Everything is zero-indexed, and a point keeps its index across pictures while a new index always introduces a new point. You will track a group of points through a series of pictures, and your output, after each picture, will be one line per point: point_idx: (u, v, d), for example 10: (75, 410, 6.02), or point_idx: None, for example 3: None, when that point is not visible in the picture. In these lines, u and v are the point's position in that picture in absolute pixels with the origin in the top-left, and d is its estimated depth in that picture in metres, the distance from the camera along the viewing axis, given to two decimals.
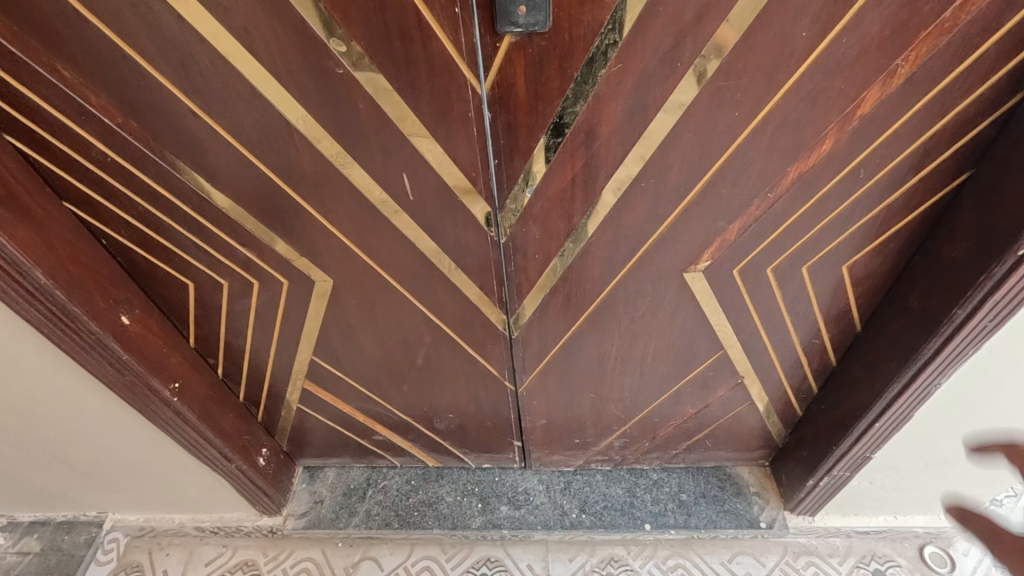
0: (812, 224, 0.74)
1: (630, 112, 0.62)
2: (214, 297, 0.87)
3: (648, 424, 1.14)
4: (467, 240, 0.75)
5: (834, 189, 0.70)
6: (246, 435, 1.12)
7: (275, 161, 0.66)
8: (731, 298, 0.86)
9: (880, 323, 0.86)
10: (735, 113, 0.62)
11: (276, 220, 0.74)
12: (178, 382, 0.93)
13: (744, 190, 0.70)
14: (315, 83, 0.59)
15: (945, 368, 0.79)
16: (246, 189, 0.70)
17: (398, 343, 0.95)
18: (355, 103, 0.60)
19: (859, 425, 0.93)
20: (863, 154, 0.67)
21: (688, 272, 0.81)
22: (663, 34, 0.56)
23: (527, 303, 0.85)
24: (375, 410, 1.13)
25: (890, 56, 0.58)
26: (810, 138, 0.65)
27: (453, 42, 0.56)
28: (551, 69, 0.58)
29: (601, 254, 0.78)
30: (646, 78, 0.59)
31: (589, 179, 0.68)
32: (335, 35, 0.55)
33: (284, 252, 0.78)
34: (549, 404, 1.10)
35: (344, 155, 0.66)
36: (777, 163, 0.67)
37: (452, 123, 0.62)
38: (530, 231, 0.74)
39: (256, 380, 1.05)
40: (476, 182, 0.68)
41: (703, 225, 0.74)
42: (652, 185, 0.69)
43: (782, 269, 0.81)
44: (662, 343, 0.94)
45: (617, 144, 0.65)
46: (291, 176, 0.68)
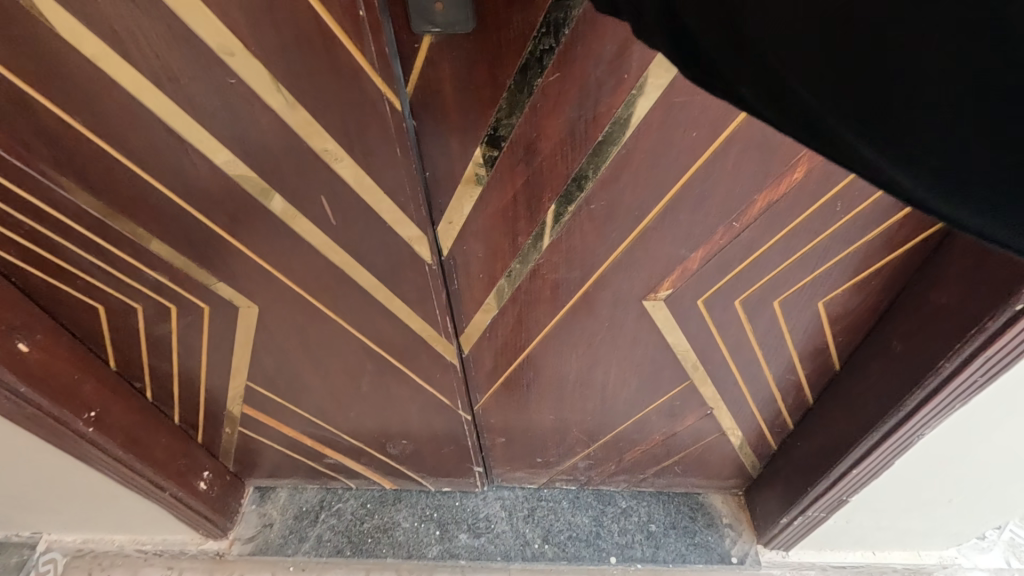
0: (784, 255, 0.67)
1: (572, 128, 0.54)
2: (129, 321, 0.78)
3: (612, 450, 1.08)
4: (402, 269, 0.67)
5: (807, 220, 0.63)
6: (185, 460, 1.05)
7: (171, 179, 0.58)
8: (697, 329, 0.78)
9: (859, 364, 0.79)
10: (693, 133, 0.55)
11: (182, 242, 0.65)
12: (95, 410, 0.85)
13: (706, 217, 0.63)
14: (205, 92, 0.50)
15: (930, 420, 0.73)
16: (144, 209, 0.61)
17: (338, 369, 0.87)
18: (255, 118, 0.52)
19: (836, 469, 0.86)
20: (840, 185, 0.60)
21: (647, 300, 0.74)
22: (608, 40, 0.48)
23: (473, 327, 0.78)
24: (323, 435, 1.06)
25: None
26: (780, 164, 0.58)
27: (360, 51, 0.47)
28: (480, 77, 0.50)
29: (551, 278, 0.70)
30: (590, 89, 0.51)
31: (532, 200, 0.60)
32: (219, 40, 0.46)
33: (199, 276, 0.70)
34: (507, 425, 1.03)
35: (252, 176, 0.57)
36: (744, 187, 0.60)
37: (371, 143, 0.53)
38: (471, 250, 0.66)
39: (190, 404, 0.97)
40: (406, 208, 0.60)
41: (662, 251, 0.67)
42: (603, 208, 0.61)
43: (751, 303, 0.74)
44: (623, 372, 0.87)
45: (561, 162, 0.57)
46: (193, 197, 0.59)
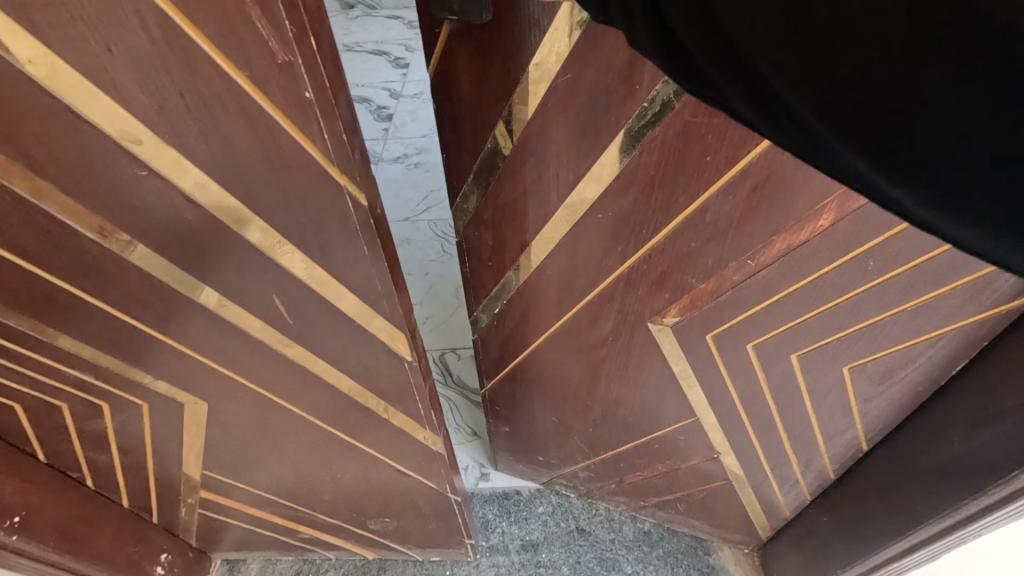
0: (798, 306, 0.67)
1: (581, 133, 0.60)
2: (54, 418, 0.66)
3: (614, 469, 1.06)
4: (378, 363, 0.58)
5: (836, 271, 0.63)
6: (138, 546, 0.92)
7: (80, 280, 0.46)
8: (707, 365, 0.77)
9: (902, 450, 0.76)
10: (708, 159, 0.55)
11: (106, 342, 0.53)
12: (20, 514, 0.74)
13: (718, 250, 0.63)
14: (110, 185, 0.38)
15: (991, 526, 0.68)
16: (56, 314, 0.49)
17: (308, 458, 0.77)
18: (178, 214, 0.41)
19: (874, 557, 0.81)
20: (873, 243, 0.59)
21: (655, 324, 0.75)
22: (619, 49, 0.51)
23: (492, 297, 0.89)
24: (298, 515, 0.94)
25: None
26: (804, 212, 0.57)
27: (310, 142, 0.36)
28: (492, 68, 0.61)
29: (555, 279, 0.78)
30: (602, 94, 0.55)
31: (542, 195, 0.69)
32: (122, 128, 0.35)
33: (126, 372, 0.58)
34: (512, 415, 1.10)
35: (185, 276, 0.46)
36: (760, 225, 0.59)
37: (333, 239, 0.43)
38: (484, 232, 0.80)
39: (139, 490, 0.84)
40: (377, 305, 0.50)
41: (672, 278, 0.68)
42: (610, 220, 0.66)
43: (765, 350, 0.74)
44: (630, 394, 0.88)
45: (567, 165, 0.64)
46: (111, 296, 0.48)
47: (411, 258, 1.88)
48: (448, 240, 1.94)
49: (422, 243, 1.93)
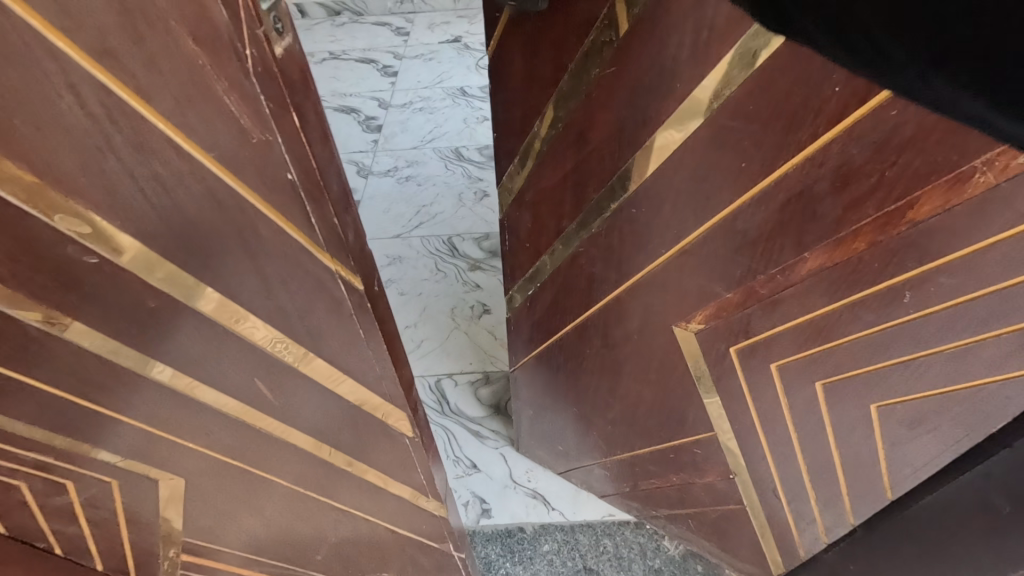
0: (823, 334, 0.68)
1: (620, 122, 0.73)
2: (13, 495, 0.59)
3: (629, 473, 1.12)
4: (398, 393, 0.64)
5: (858, 304, 0.64)
6: None
7: (37, 359, 0.47)
8: (725, 375, 0.82)
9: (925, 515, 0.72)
10: (742, 164, 0.63)
11: (68, 417, 0.52)
12: None
13: (741, 263, 0.69)
14: (54, 274, 0.43)
15: None
16: (86, 360, 0.49)
17: (319, 508, 0.75)
18: (136, 293, 0.46)
19: None
20: (912, 273, 0.58)
21: (678, 328, 0.82)
22: (659, 49, 0.64)
23: (529, 277, 1.06)
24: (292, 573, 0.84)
25: (960, 154, 0.49)
26: (834, 232, 0.60)
27: (282, 216, 0.45)
28: (546, 55, 0.78)
29: (586, 267, 0.91)
30: (642, 94, 0.68)
31: (580, 180, 0.84)
32: (66, 218, 0.40)
33: (76, 448, 0.54)
34: (536, 397, 1.20)
35: (131, 353, 0.50)
36: (785, 244, 0.65)
37: (309, 289, 0.51)
38: (525, 212, 1.00)
39: (112, 553, 0.74)
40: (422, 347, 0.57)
41: (698, 283, 0.75)
42: (642, 213, 0.77)
43: (788, 370, 0.75)
44: (646, 393, 0.95)
45: (606, 153, 0.77)
46: (70, 374, 0.49)
47: (404, 277, 1.83)
48: (441, 259, 1.88)
49: (416, 262, 1.88)
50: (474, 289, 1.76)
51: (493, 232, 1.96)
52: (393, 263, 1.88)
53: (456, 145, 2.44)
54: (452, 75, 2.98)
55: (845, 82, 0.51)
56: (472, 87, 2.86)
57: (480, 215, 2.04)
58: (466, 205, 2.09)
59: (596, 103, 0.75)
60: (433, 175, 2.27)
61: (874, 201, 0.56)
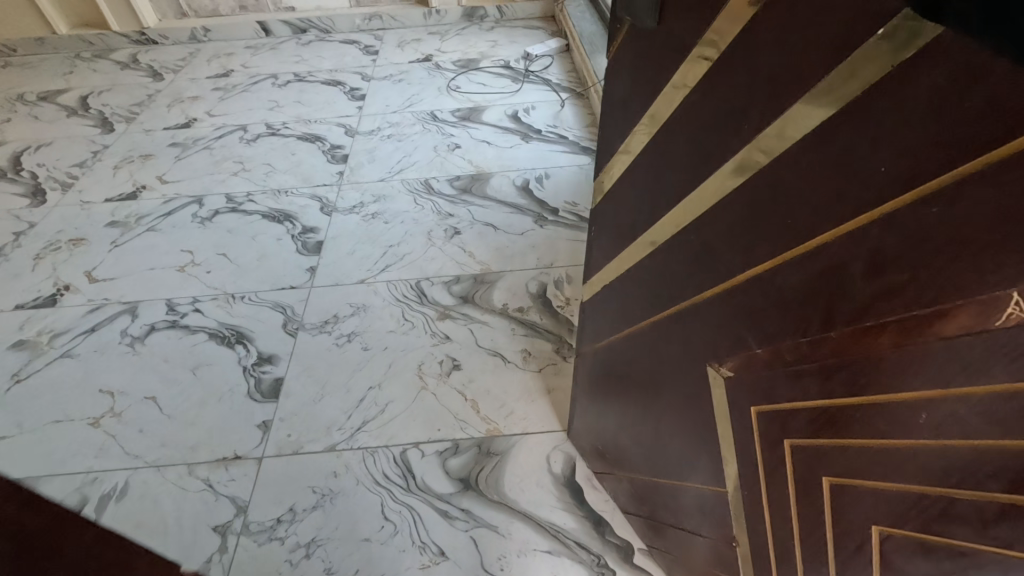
0: (835, 426, 0.62)
1: (693, 148, 0.73)
2: None
3: (649, 498, 1.14)
4: None
5: (874, 411, 0.57)
6: None
7: None
8: (744, 435, 0.79)
9: None
10: (789, 223, 0.60)
11: None
12: None
13: (773, 321, 0.67)
14: None
15: None
16: None
17: None
18: None
19: None
20: (924, 391, 0.51)
21: (712, 369, 0.81)
22: (736, 88, 0.62)
23: (603, 273, 1.12)
24: None
25: (983, 270, 0.42)
26: (861, 318, 0.55)
27: None
28: (646, 68, 0.80)
29: (645, 279, 0.95)
30: (716, 126, 0.67)
31: (651, 196, 0.87)
32: None
33: None
34: (591, 388, 1.25)
35: None
36: (811, 314, 0.61)
37: None
38: (608, 207, 1.04)
39: None
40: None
41: (735, 329, 0.74)
42: (698, 243, 0.78)
43: (801, 453, 0.69)
44: (672, 418, 0.97)
45: (675, 175, 0.79)
46: None
47: (368, 330, 1.70)
48: (409, 306, 1.77)
49: (381, 310, 1.76)
50: (443, 340, 1.66)
51: (464, 274, 1.86)
52: (357, 313, 1.76)
53: (425, 176, 2.32)
54: (421, 98, 2.87)
55: (890, 165, 0.47)
56: (443, 110, 2.75)
57: (450, 255, 1.94)
58: (436, 245, 1.98)
59: (674, 124, 0.76)
60: (399, 210, 2.15)
61: (900, 300, 0.50)
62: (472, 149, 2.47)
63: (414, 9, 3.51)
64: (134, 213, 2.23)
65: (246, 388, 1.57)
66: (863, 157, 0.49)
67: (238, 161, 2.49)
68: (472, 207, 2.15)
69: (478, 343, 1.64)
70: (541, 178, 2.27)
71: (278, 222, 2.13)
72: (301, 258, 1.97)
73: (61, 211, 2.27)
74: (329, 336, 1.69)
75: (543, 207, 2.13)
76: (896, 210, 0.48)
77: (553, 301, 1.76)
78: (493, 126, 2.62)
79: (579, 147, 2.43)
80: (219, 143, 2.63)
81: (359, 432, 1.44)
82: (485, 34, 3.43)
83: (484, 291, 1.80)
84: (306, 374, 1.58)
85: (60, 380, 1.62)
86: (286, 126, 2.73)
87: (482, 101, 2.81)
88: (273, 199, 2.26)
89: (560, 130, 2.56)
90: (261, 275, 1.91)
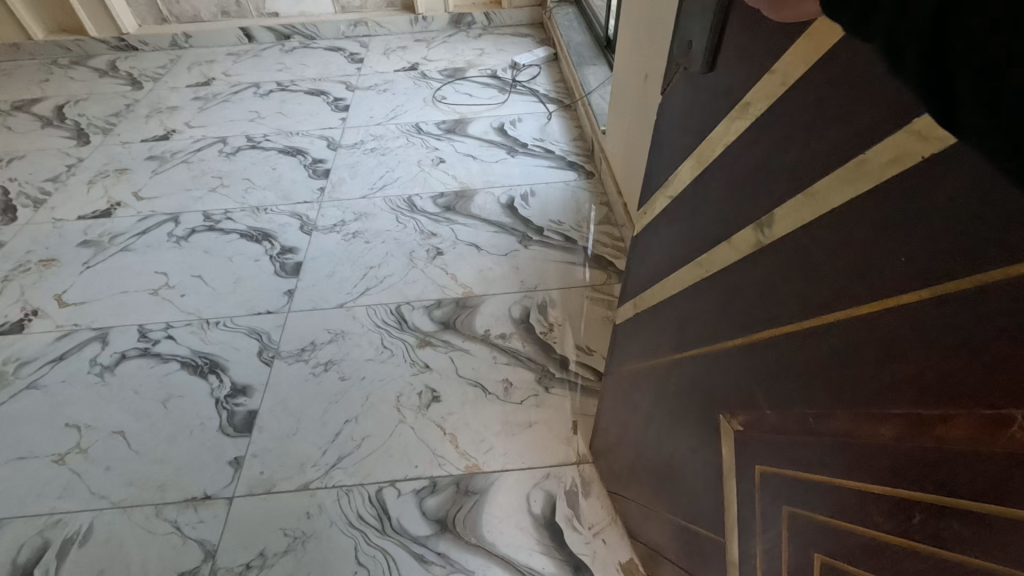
0: (826, 505, 0.55)
1: (718, 204, 0.66)
2: None
3: (655, 531, 1.09)
4: None
5: (869, 503, 0.50)
6: None
7: None
8: (745, 499, 0.71)
9: None
10: (810, 294, 0.53)
11: None
12: None
13: (783, 385, 0.59)
14: None
15: None
16: None
17: None
18: None
19: None
20: (920, 495, 0.44)
21: (725, 419, 0.73)
22: (771, 146, 0.54)
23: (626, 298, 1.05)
24: None
25: (1002, 383, 0.36)
26: (869, 403, 0.48)
27: None
28: (683, 114, 0.71)
29: (660, 319, 0.89)
30: (745, 186, 0.60)
31: (673, 243, 0.80)
32: None
33: None
34: (613, 412, 1.20)
35: None
36: (823, 384, 0.53)
37: None
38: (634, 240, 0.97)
39: None
40: None
41: (743, 385, 0.67)
42: (713, 297, 0.71)
43: (795, 523, 0.61)
44: (685, 460, 0.89)
45: (698, 226, 0.71)
46: None
47: (346, 358, 1.66)
48: (388, 333, 1.72)
49: (359, 338, 1.71)
50: (423, 370, 1.61)
51: (445, 298, 1.82)
52: (335, 340, 1.71)
53: (408, 194, 2.27)
54: (406, 109, 2.81)
55: (913, 252, 0.41)
56: (428, 122, 2.70)
57: (431, 277, 1.89)
58: (417, 266, 1.94)
59: (701, 173, 0.68)
60: (381, 229, 2.10)
61: (915, 391, 0.43)
62: (456, 164, 2.42)
63: (400, 16, 3.46)
64: (107, 232, 2.17)
65: (218, 423, 1.51)
66: (892, 234, 0.43)
67: (217, 176, 2.44)
68: (455, 226, 2.10)
69: (457, 372, 1.60)
70: (525, 196, 2.23)
71: (257, 242, 2.08)
72: (278, 281, 1.92)
73: (32, 229, 2.21)
74: (306, 364, 1.65)
75: (528, 225, 2.09)
76: (933, 297, 0.40)
77: (535, 327, 1.72)
78: (478, 139, 2.57)
79: (565, 162, 2.39)
80: (196, 157, 2.57)
81: (333, 470, 1.40)
82: (471, 41, 3.38)
83: (465, 316, 1.76)
84: (281, 407, 1.54)
85: (24, 413, 1.57)
86: (267, 138, 2.67)
87: (467, 113, 2.76)
88: (252, 218, 2.20)
89: (546, 143, 2.52)
90: (237, 299, 1.86)
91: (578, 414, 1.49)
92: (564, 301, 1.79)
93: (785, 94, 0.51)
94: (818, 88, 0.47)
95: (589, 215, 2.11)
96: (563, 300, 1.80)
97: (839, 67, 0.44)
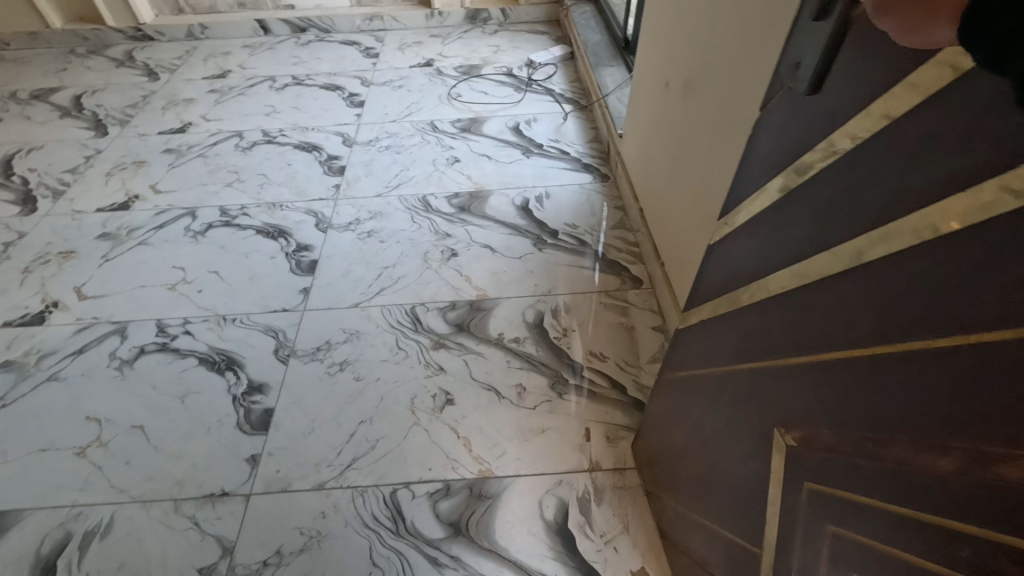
0: (873, 530, 0.56)
1: (800, 224, 0.64)
2: None
3: (692, 537, 1.10)
4: None
5: (919, 531, 0.50)
6: None
7: None
8: (790, 516, 0.71)
9: None
10: (887, 324, 0.52)
11: None
12: None
13: (839, 408, 0.59)
14: None
15: None
16: None
17: None
18: None
19: None
20: (970, 528, 0.44)
21: (778, 435, 0.73)
22: (870, 172, 0.52)
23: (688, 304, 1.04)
24: None
25: None
26: (931, 433, 0.48)
27: None
28: (776, 130, 0.68)
29: (722, 331, 0.87)
30: (832, 208, 0.58)
31: (747, 258, 0.78)
32: None
33: None
34: (662, 417, 1.19)
35: None
36: (885, 412, 0.53)
37: None
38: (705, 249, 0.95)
39: None
40: None
41: (801, 403, 0.67)
42: (780, 315, 0.70)
43: (838, 544, 0.61)
44: (732, 470, 0.89)
45: (777, 244, 0.70)
46: None
47: (361, 359, 1.67)
48: (403, 334, 1.74)
49: (374, 339, 1.72)
50: (438, 371, 1.63)
51: (460, 300, 1.82)
52: (349, 340, 1.73)
53: (423, 193, 2.28)
54: (421, 107, 2.81)
55: (1003, 289, 0.41)
56: (443, 120, 2.70)
57: (445, 279, 1.90)
58: (431, 267, 1.95)
59: (787, 191, 0.66)
60: (397, 229, 2.11)
61: (983, 427, 0.43)
62: (471, 164, 2.42)
63: (416, 11, 3.44)
64: (125, 225, 2.19)
65: (234, 420, 1.54)
66: (981, 269, 0.42)
67: (232, 171, 2.45)
68: (469, 227, 2.11)
69: (472, 375, 1.61)
70: (540, 198, 2.23)
71: (273, 238, 2.10)
72: (294, 279, 1.93)
73: (51, 220, 2.23)
74: (321, 364, 1.66)
75: (542, 229, 2.08)
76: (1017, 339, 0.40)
77: (549, 332, 1.72)
78: (493, 139, 2.56)
79: (581, 164, 2.38)
80: (212, 151, 2.58)
81: (348, 470, 1.42)
82: (487, 38, 3.36)
83: (480, 319, 1.76)
84: (296, 407, 1.56)
85: (46, 406, 1.59)
86: (283, 133, 2.67)
87: (482, 112, 2.75)
88: (268, 214, 2.21)
89: (561, 145, 2.51)
90: (252, 296, 1.88)
91: (590, 421, 1.50)
92: (576, 307, 1.80)
93: (885, 128, 0.50)
94: (938, 117, 0.45)
95: (603, 219, 2.10)
96: (575, 305, 1.80)
97: (970, 97, 0.42)
